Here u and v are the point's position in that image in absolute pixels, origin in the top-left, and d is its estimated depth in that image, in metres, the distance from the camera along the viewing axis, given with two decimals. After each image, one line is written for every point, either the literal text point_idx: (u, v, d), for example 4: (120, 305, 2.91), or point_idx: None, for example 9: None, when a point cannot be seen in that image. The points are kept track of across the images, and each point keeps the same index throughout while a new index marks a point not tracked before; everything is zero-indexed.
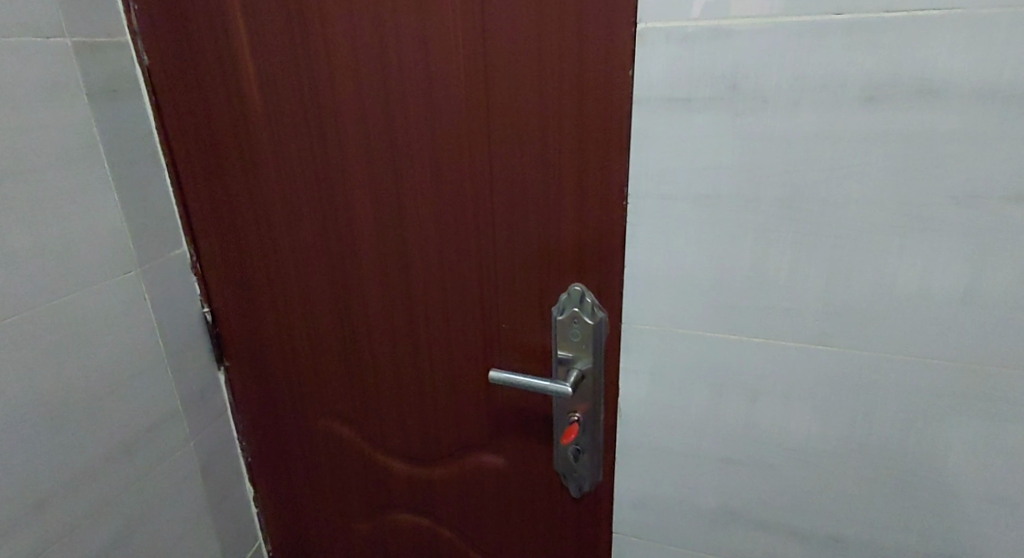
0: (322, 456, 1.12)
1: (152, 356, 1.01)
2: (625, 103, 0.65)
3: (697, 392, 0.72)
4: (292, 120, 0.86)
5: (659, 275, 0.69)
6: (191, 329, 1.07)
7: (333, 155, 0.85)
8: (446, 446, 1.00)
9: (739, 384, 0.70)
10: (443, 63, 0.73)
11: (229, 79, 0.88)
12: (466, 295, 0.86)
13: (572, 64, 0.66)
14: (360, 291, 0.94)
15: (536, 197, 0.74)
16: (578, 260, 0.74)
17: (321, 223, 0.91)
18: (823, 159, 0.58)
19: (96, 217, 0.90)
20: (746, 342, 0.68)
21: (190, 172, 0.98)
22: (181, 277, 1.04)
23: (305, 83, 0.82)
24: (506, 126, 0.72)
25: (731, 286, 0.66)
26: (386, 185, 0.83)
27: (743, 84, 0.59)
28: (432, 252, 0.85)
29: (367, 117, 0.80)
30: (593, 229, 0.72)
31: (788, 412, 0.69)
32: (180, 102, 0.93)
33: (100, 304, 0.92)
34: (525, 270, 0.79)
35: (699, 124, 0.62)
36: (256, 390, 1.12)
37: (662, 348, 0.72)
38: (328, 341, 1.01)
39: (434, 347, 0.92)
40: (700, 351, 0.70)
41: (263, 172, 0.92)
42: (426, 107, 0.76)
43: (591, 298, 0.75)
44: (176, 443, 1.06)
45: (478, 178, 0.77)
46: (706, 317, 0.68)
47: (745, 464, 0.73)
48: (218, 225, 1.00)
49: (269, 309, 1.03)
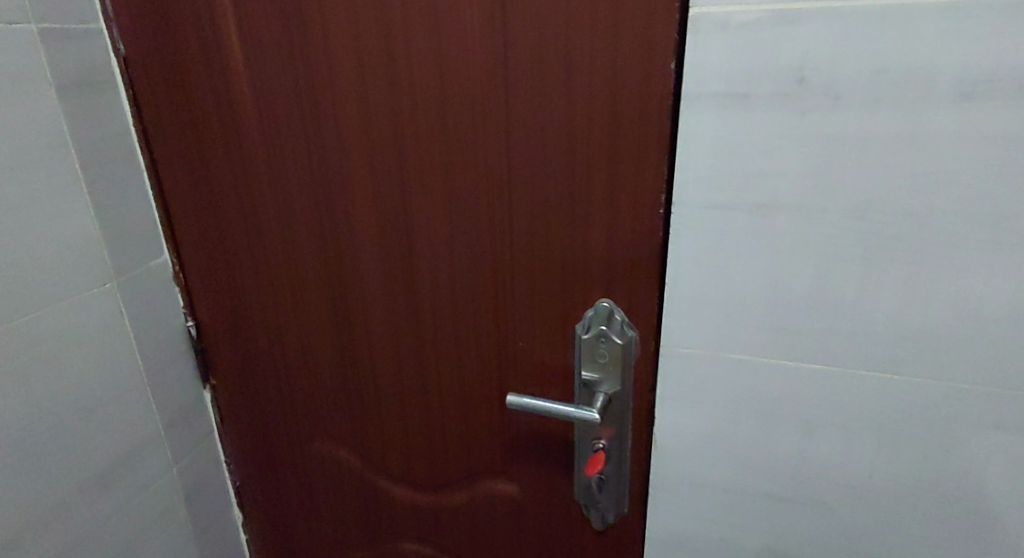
0: (319, 482, 1.04)
1: (131, 376, 0.92)
2: (664, 114, 0.63)
3: (744, 423, 0.65)
4: (286, 120, 0.79)
5: (704, 294, 0.61)
6: (174, 345, 0.98)
7: (333, 157, 0.79)
8: (454, 471, 0.93)
9: (793, 415, 0.62)
10: (457, 60, 0.69)
11: (216, 74, 0.80)
12: (480, 308, 0.80)
13: (606, 70, 0.64)
14: (362, 304, 0.87)
15: (557, 202, 0.71)
16: (608, 272, 0.72)
17: (319, 231, 0.84)
18: (904, 163, 0.51)
19: (68, 224, 0.81)
20: (803, 369, 0.60)
21: (172, 175, 0.89)
22: (161, 289, 0.95)
23: (302, 76, 0.76)
24: (528, 129, 0.69)
25: (788, 307, 0.59)
26: (392, 190, 0.78)
27: (812, 77, 0.51)
28: (442, 260, 0.80)
29: (372, 118, 0.75)
30: (624, 237, 0.70)
31: (849, 447, 0.61)
32: (161, 98, 0.85)
33: (72, 321, 0.83)
34: (548, 279, 0.75)
35: (757, 124, 0.53)
36: (244, 412, 1.04)
37: (705, 374, 0.64)
38: (325, 356, 0.93)
39: (443, 364, 0.86)
40: (748, 378, 0.63)
41: (254, 175, 0.84)
42: (438, 106, 0.72)
43: (620, 315, 0.73)
44: (158, 471, 0.97)
45: (495, 182, 0.73)
46: (758, 341, 0.61)
47: (796, 503, 0.66)
48: (204, 232, 0.91)
49: (260, 324, 0.95)
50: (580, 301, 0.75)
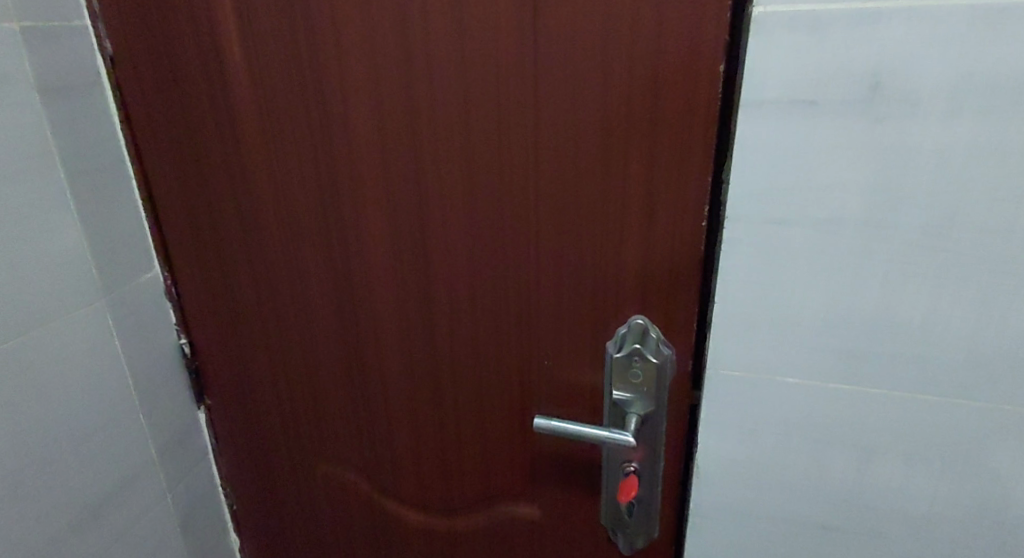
0: (324, 506, 0.98)
1: (122, 400, 0.85)
2: (710, 124, 0.59)
3: (795, 449, 0.61)
4: (291, 126, 0.73)
5: (758, 314, 0.57)
6: (166, 365, 0.91)
7: (343, 166, 0.74)
8: (471, 494, 0.88)
9: (849, 441, 0.59)
10: (482, 63, 0.64)
11: (213, 75, 0.74)
12: (502, 326, 0.76)
13: (647, 76, 0.59)
14: (373, 321, 0.81)
15: (587, 217, 0.67)
16: (644, 287, 0.68)
17: (327, 245, 0.79)
18: (986, 176, 0.47)
19: (51, 238, 0.74)
20: (862, 392, 0.57)
21: (164, 183, 0.83)
22: (152, 305, 0.88)
23: (310, 78, 0.70)
24: (557, 140, 0.64)
25: (849, 329, 0.55)
26: (407, 200, 0.73)
27: (888, 83, 0.47)
28: (461, 276, 0.75)
29: (386, 124, 0.70)
30: (661, 253, 0.66)
31: (909, 474, 0.58)
32: (152, 99, 0.78)
33: (59, 344, 0.76)
34: (577, 295, 0.71)
35: (825, 133, 0.49)
36: (243, 434, 0.98)
37: (755, 398, 0.60)
38: (332, 375, 0.87)
39: (460, 384, 0.81)
40: (803, 402, 0.59)
41: (255, 184, 0.78)
42: (458, 111, 0.67)
43: (656, 333, 0.69)
44: (152, 500, 0.91)
45: (519, 194, 0.68)
46: (814, 364, 0.57)
47: (849, 531, 0.62)
48: (198, 244, 0.85)
49: (260, 341, 0.89)
50: (612, 318, 0.71)
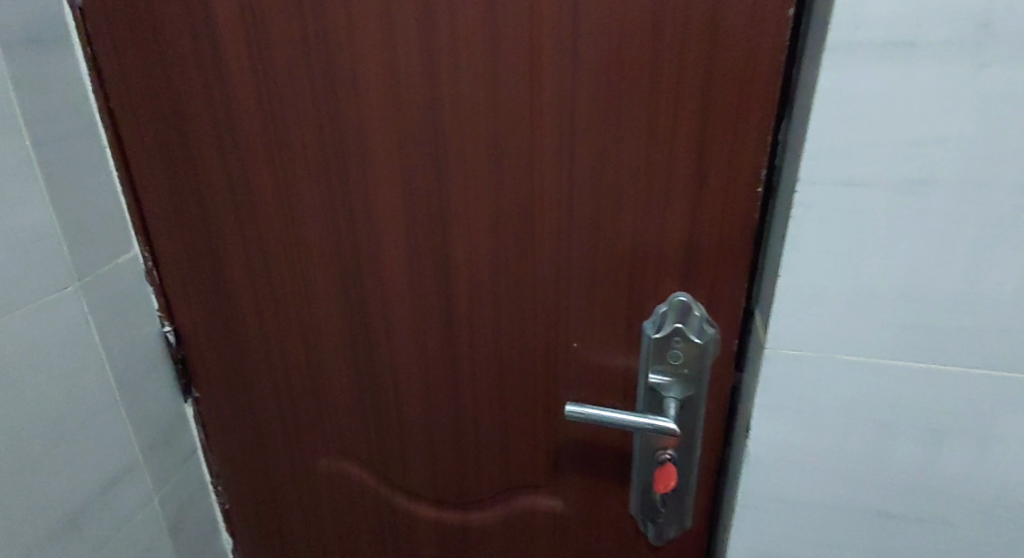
0: (326, 503, 0.92)
1: (103, 395, 0.77)
2: (774, 77, 0.53)
3: (859, 434, 0.56)
4: (291, 88, 0.65)
5: (828, 287, 0.52)
6: (149, 355, 0.83)
7: (351, 134, 0.66)
8: (488, 487, 0.82)
9: (919, 424, 0.54)
10: (513, 12, 0.56)
11: (200, 31, 0.65)
12: (527, 308, 0.69)
13: (703, 25, 0.53)
14: (382, 304, 0.74)
15: (627, 187, 0.61)
16: (687, 261, 0.62)
17: (330, 222, 0.71)
18: None
19: (19, 215, 0.66)
20: (938, 371, 0.52)
21: (144, 152, 0.74)
22: (132, 289, 0.80)
23: (312, 31, 0.62)
24: (597, 101, 0.58)
25: (928, 303, 0.50)
26: (424, 171, 0.66)
27: (998, 22, 0.42)
28: (483, 254, 0.68)
29: (401, 86, 0.62)
30: (709, 224, 0.60)
31: (981, 457, 0.54)
32: (129, 58, 0.69)
33: (30, 334, 0.68)
34: (613, 271, 0.65)
35: (921, 80, 0.44)
36: (235, 428, 0.90)
37: (818, 381, 0.55)
38: (335, 362, 0.80)
39: (479, 371, 0.75)
40: (871, 383, 0.54)
41: (248, 154, 0.70)
42: (484, 69, 0.59)
43: (699, 310, 0.64)
44: (138, 504, 0.83)
45: (550, 162, 0.62)
46: (886, 342, 0.52)
47: (910, 519, 0.58)
48: (183, 221, 0.77)
49: (254, 326, 0.81)
50: (650, 295, 0.65)
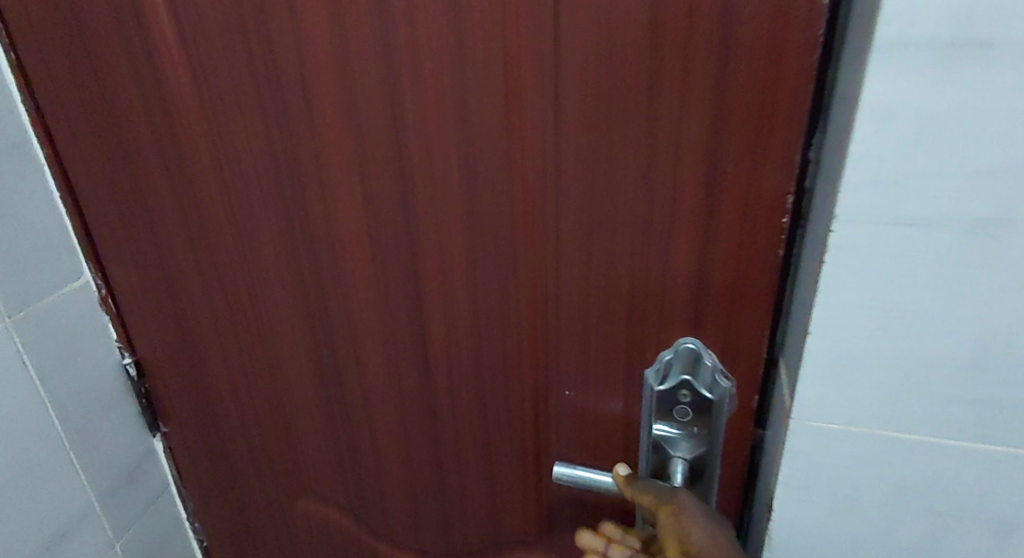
0: (305, 546, 0.84)
1: (48, 440, 0.70)
2: (803, 84, 0.42)
3: (907, 523, 0.46)
4: (235, 103, 0.56)
5: (871, 351, 0.41)
6: (106, 391, 0.76)
7: (305, 154, 0.57)
8: (478, 540, 0.73)
9: (984, 516, 0.43)
10: (483, 8, 0.46)
11: (131, 39, 0.57)
12: (512, 351, 0.60)
13: (716, 21, 0.42)
14: (353, 341, 0.66)
15: (625, 216, 0.50)
16: (696, 303, 0.52)
17: (290, 251, 0.62)
18: None
19: None
20: (1010, 456, 0.41)
21: (87, 174, 0.66)
22: (82, 320, 0.73)
23: (253, 38, 0.52)
24: (587, 116, 0.47)
25: (1000, 374, 0.39)
26: (390, 197, 0.56)
27: None
28: (461, 290, 0.58)
29: (357, 101, 0.52)
30: (723, 261, 0.49)
31: None
32: (60, 68, 0.61)
33: None
34: (610, 312, 0.54)
35: (1001, 94, 0.33)
36: (207, 465, 0.83)
37: (856, 460, 0.45)
38: (306, 402, 0.72)
39: (462, 418, 0.66)
40: (923, 465, 0.43)
41: (196, 178, 0.62)
42: (453, 80, 0.49)
43: (711, 360, 0.53)
44: (96, 552, 0.76)
45: (534, 188, 0.52)
46: (944, 419, 0.41)
47: None
48: (134, 246, 0.69)
49: (217, 360, 0.73)
50: (654, 342, 0.55)
